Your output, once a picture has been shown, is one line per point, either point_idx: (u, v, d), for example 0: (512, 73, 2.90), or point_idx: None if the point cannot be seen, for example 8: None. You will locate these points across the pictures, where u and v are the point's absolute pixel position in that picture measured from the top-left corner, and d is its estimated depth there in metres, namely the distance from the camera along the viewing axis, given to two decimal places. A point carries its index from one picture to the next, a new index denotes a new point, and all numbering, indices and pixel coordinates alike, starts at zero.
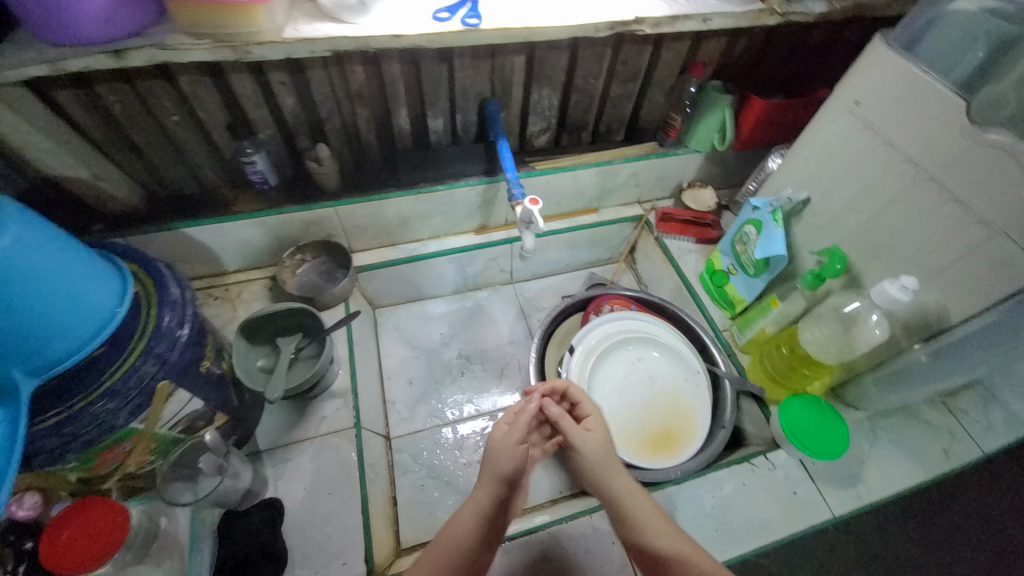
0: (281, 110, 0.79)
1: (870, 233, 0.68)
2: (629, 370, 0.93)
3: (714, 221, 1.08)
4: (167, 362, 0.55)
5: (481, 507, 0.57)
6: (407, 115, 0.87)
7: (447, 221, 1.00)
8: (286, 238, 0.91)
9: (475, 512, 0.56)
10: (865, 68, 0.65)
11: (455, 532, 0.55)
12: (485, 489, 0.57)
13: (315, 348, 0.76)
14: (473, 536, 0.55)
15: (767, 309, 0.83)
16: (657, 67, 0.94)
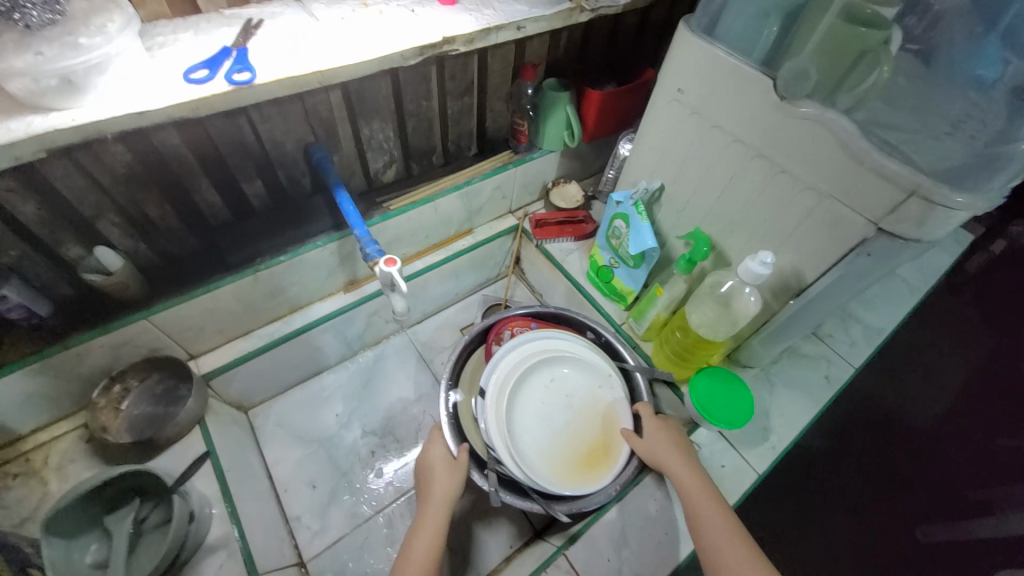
0: (20, 222, 0.58)
1: (722, 212, 0.71)
2: (545, 397, 0.81)
3: (586, 216, 1.07)
4: None
5: (436, 523, 0.64)
6: (214, 187, 0.71)
7: (305, 290, 0.86)
8: (91, 373, 0.70)
9: (430, 532, 0.63)
10: (679, 57, 0.66)
11: (414, 557, 0.60)
12: (434, 511, 0.65)
13: (165, 509, 0.60)
14: (432, 555, 0.61)
15: (654, 297, 0.84)
16: (490, 77, 0.88)
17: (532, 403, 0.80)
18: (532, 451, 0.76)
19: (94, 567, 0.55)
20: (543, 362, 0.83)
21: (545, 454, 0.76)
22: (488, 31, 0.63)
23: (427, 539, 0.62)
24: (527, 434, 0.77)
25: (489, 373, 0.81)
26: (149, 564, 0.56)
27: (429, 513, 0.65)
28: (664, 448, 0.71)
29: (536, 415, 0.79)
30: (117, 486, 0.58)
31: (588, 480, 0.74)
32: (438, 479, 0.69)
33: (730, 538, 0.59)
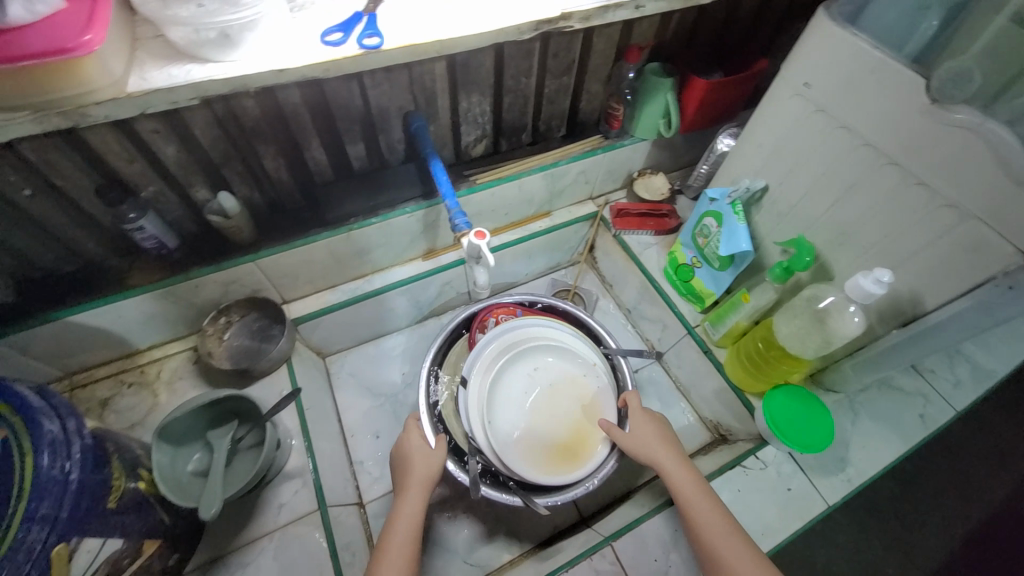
0: (162, 161, 0.66)
1: (834, 221, 0.65)
2: (527, 387, 0.81)
3: (670, 209, 1.03)
4: (59, 521, 0.42)
5: (417, 501, 0.65)
6: (321, 146, 0.76)
7: (388, 253, 0.90)
8: (203, 303, 0.79)
9: (413, 509, 0.64)
10: (811, 46, 0.61)
11: (400, 531, 0.62)
12: (414, 490, 0.66)
13: (258, 434, 0.66)
14: (417, 528, 0.63)
15: (738, 304, 0.80)
16: (592, 57, 0.86)
17: (516, 392, 0.81)
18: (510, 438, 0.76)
19: (195, 474, 0.62)
20: (526, 351, 0.83)
21: (525, 446, 0.77)
22: (606, 8, 0.60)
23: (411, 516, 0.63)
24: (509, 424, 0.78)
25: (471, 359, 0.82)
26: (242, 479, 0.63)
27: (409, 492, 0.66)
28: (656, 443, 0.71)
29: (519, 404, 0.80)
30: (222, 406, 0.66)
31: (566, 471, 0.75)
32: (416, 464, 0.69)
33: (724, 530, 0.61)
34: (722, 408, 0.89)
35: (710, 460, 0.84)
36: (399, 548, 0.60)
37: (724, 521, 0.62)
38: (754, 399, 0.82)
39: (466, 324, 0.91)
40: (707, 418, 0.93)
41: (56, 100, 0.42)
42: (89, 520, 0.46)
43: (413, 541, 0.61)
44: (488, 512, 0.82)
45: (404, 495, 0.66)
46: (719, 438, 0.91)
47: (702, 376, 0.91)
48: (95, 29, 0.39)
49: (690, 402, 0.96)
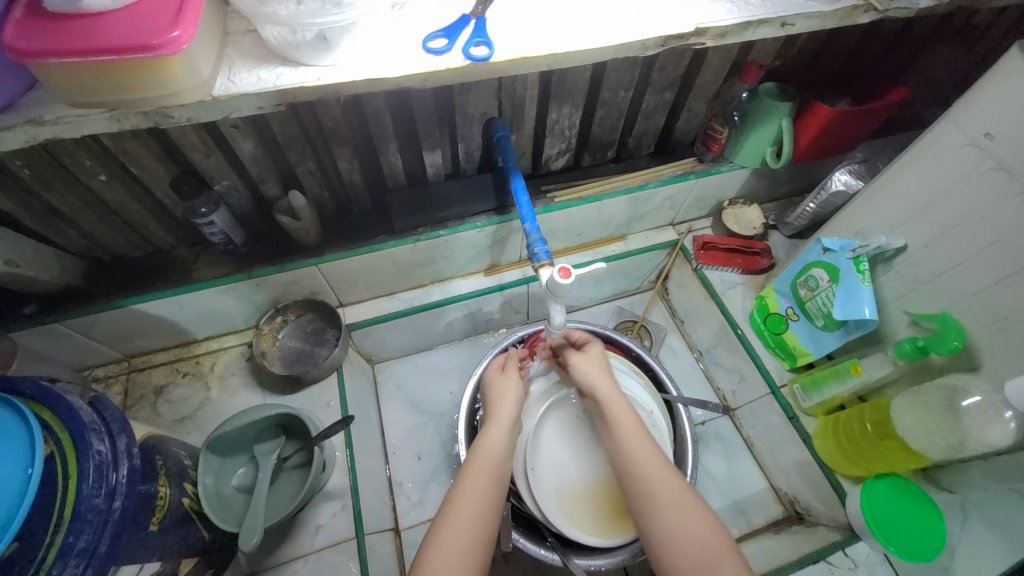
0: (238, 155, 0.62)
1: (995, 302, 0.54)
2: (578, 426, 0.74)
3: (763, 248, 0.92)
4: (97, 554, 0.39)
5: (507, 432, 0.62)
6: (398, 150, 0.70)
7: (451, 266, 0.85)
8: (262, 301, 0.76)
9: (501, 438, 0.61)
10: (1000, 89, 0.49)
11: (487, 456, 0.59)
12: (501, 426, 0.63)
13: (304, 454, 0.63)
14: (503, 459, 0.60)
15: (844, 374, 0.70)
16: (701, 72, 0.76)
17: (563, 433, 0.74)
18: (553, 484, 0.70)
19: (238, 489, 0.60)
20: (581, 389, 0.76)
21: (568, 494, 0.70)
22: (747, 25, 0.51)
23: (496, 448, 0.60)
24: (553, 466, 0.71)
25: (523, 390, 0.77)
26: (287, 500, 0.60)
27: (497, 423, 0.63)
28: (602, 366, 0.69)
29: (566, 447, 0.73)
30: (272, 419, 0.63)
31: (611, 530, 0.67)
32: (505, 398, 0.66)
33: (666, 481, 0.56)
34: (802, 483, 0.78)
35: (785, 542, 0.74)
36: (485, 470, 0.58)
37: (671, 480, 0.56)
38: (846, 484, 0.72)
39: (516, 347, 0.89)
40: (782, 490, 0.82)
41: (138, 100, 0.38)
42: (128, 546, 0.43)
43: (497, 471, 0.58)
44: (529, 560, 0.76)
45: (491, 424, 0.63)
46: (792, 515, 0.81)
47: (782, 443, 0.81)
48: (183, 23, 0.35)
49: (763, 467, 0.85)
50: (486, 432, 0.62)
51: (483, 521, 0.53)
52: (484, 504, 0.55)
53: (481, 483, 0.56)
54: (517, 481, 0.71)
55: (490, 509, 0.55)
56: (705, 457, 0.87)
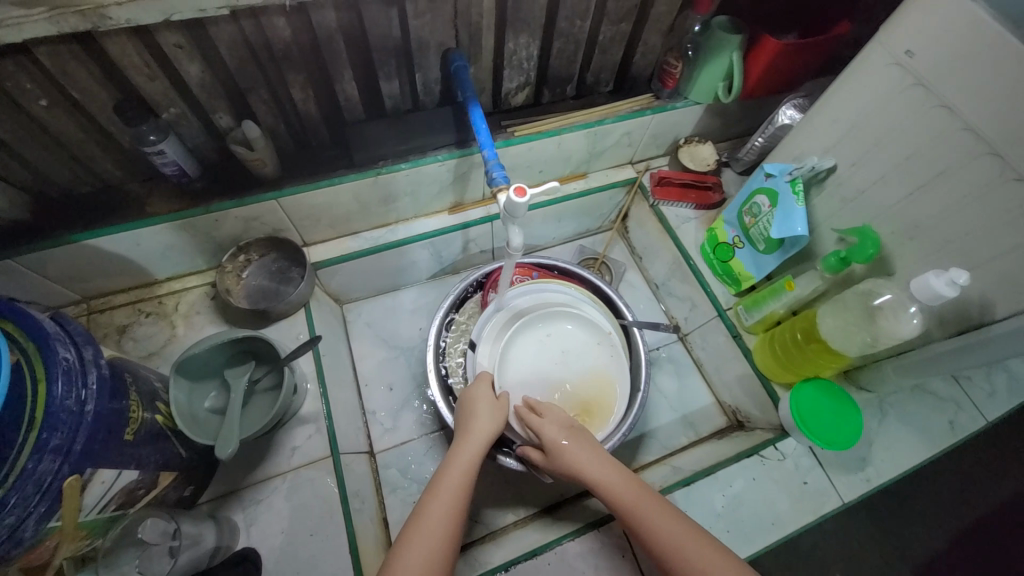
0: (185, 80, 0.61)
1: (907, 213, 0.61)
2: (539, 352, 0.80)
3: (715, 183, 0.96)
4: (73, 451, 0.41)
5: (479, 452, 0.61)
6: (354, 79, 0.70)
7: (414, 203, 0.86)
8: (223, 238, 0.76)
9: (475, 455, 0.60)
10: (917, 10, 0.53)
11: (459, 471, 0.58)
12: (476, 438, 0.62)
13: (274, 378, 0.65)
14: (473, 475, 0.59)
15: (780, 291, 0.76)
16: (656, 3, 0.77)
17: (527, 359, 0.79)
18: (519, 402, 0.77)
19: (212, 412, 0.62)
20: (542, 317, 0.81)
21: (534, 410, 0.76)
22: None
23: (470, 461, 0.59)
24: (518, 388, 0.78)
25: (482, 324, 0.82)
26: (260, 419, 0.63)
27: (469, 438, 0.62)
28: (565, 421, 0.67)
29: (529, 369, 0.79)
30: (240, 345, 0.64)
31: None
32: (480, 415, 0.65)
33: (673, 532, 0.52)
34: (743, 394, 0.87)
35: (725, 445, 0.82)
36: (455, 484, 0.57)
37: (670, 523, 0.53)
38: (779, 390, 0.80)
39: (481, 282, 0.92)
40: (726, 403, 0.91)
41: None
42: (104, 452, 0.45)
43: (465, 489, 0.57)
44: (497, 474, 0.83)
45: (465, 440, 0.62)
46: (733, 424, 0.90)
47: (727, 361, 0.88)
48: None
49: (710, 384, 0.93)
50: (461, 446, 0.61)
51: (449, 525, 0.52)
52: (448, 519, 0.53)
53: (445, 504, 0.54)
54: None
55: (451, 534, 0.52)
56: (660, 378, 0.94)
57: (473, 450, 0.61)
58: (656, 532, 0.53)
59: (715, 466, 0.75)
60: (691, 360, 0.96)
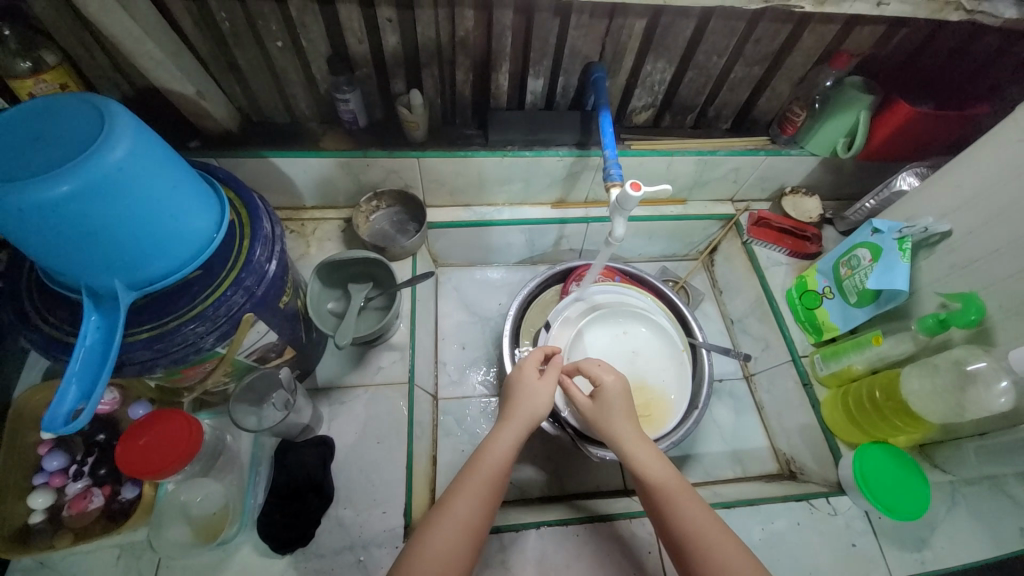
0: (382, 46, 0.75)
1: (1018, 290, 0.61)
2: (612, 345, 0.86)
3: (815, 235, 0.98)
4: (254, 295, 0.53)
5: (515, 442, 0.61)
6: (507, 72, 0.81)
7: (525, 190, 0.96)
8: (365, 182, 0.89)
9: (512, 442, 0.61)
10: None
11: (492, 463, 0.59)
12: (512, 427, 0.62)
13: (384, 300, 0.76)
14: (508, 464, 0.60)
15: (865, 345, 0.75)
16: (793, 53, 0.82)
17: (599, 346, 0.86)
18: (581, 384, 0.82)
19: (332, 313, 0.74)
20: (620, 315, 0.87)
21: None
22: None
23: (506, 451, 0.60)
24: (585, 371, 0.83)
25: (560, 309, 0.88)
26: (365, 330, 0.74)
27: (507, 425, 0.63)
28: (616, 398, 0.66)
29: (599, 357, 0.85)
30: (364, 266, 0.76)
31: None
32: (523, 397, 0.66)
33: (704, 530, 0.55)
34: (801, 444, 0.85)
35: (773, 488, 0.81)
36: (483, 479, 0.57)
37: (703, 519, 0.56)
38: (843, 447, 0.78)
39: (565, 275, 0.99)
40: (780, 450, 0.89)
41: None
42: (267, 310, 0.57)
43: (498, 475, 0.58)
44: (540, 450, 0.87)
45: (505, 426, 0.63)
46: (786, 474, 0.88)
47: (791, 407, 0.87)
48: None
49: (767, 428, 0.92)
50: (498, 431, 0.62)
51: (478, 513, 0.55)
52: (476, 510, 0.55)
53: (476, 490, 0.56)
54: None
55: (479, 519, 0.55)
56: (717, 409, 0.94)
57: (509, 437, 0.61)
58: (687, 526, 0.56)
59: (759, 500, 0.75)
60: (752, 400, 0.96)
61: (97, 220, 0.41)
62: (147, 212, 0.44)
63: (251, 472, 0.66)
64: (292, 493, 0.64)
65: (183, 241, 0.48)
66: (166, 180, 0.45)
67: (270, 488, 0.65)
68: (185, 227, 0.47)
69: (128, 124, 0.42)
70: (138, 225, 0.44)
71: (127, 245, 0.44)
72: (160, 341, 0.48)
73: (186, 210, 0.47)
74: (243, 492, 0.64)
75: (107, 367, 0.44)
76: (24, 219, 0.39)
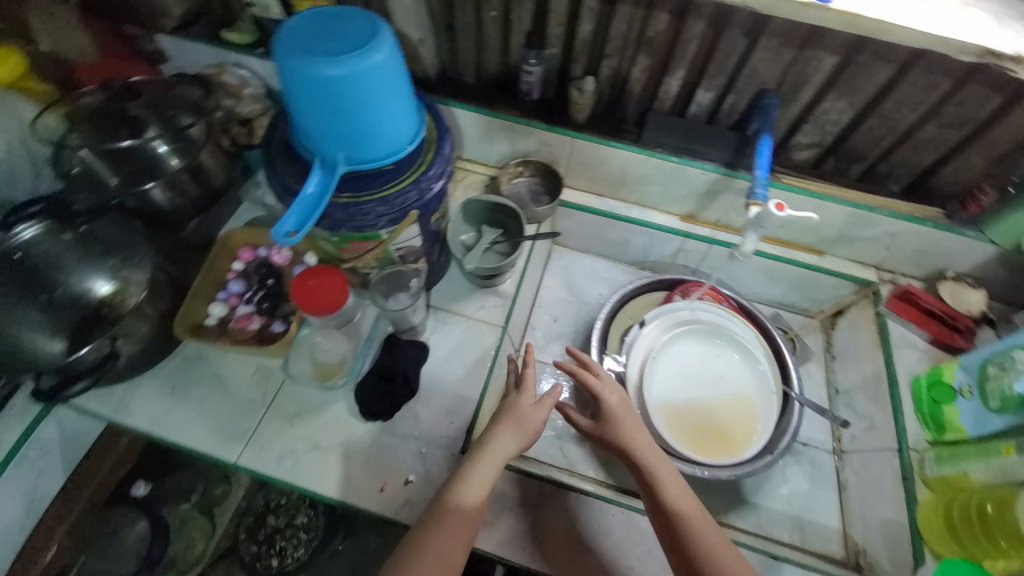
0: (575, 33, 0.84)
1: None
2: (701, 363, 0.87)
3: (967, 329, 0.88)
4: (423, 199, 0.65)
5: (494, 471, 0.64)
6: (680, 79, 0.85)
7: (661, 194, 0.98)
8: (520, 148, 0.99)
9: (490, 472, 0.64)
10: None
11: (469, 497, 0.62)
12: (493, 455, 0.65)
13: (507, 247, 0.85)
14: (485, 494, 0.63)
15: (994, 454, 0.69)
16: (1001, 125, 0.75)
17: (687, 360, 0.87)
18: (660, 388, 0.84)
19: (462, 244, 0.85)
20: (719, 337, 0.88)
21: (667, 403, 0.83)
22: None
23: (483, 483, 0.63)
24: (666, 377, 0.85)
25: (661, 311, 0.89)
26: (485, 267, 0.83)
27: (485, 455, 0.65)
28: (621, 416, 0.71)
29: (684, 369, 0.86)
30: (500, 214, 0.86)
31: (693, 446, 0.80)
32: (506, 429, 0.67)
33: (712, 535, 0.61)
34: (880, 538, 0.77)
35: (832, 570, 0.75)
36: (461, 513, 0.61)
37: (711, 529, 0.62)
38: (933, 557, 0.70)
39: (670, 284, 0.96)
40: (853, 538, 0.81)
41: None
42: (426, 216, 0.68)
43: (476, 508, 0.62)
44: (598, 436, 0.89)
45: (483, 452, 0.65)
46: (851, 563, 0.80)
47: (879, 496, 0.79)
48: None
49: (844, 511, 0.84)
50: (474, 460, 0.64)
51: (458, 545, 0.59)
52: (453, 543, 0.59)
53: (455, 524, 0.60)
54: (630, 366, 0.86)
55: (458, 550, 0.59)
56: (792, 470, 0.88)
57: (486, 470, 0.64)
58: (696, 531, 0.61)
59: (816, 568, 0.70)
60: (835, 477, 0.88)
61: (346, 100, 0.54)
62: (379, 106, 0.56)
63: (365, 344, 0.78)
64: (386, 374, 0.75)
65: (390, 139, 0.60)
66: (399, 86, 0.57)
67: (374, 362, 0.77)
68: (396, 128, 0.59)
69: (390, 40, 0.54)
70: (370, 114, 0.56)
71: (357, 126, 0.57)
72: (352, 209, 0.62)
73: (401, 115, 0.59)
74: (356, 356, 0.77)
75: (314, 213, 0.57)
76: (307, 86, 0.53)
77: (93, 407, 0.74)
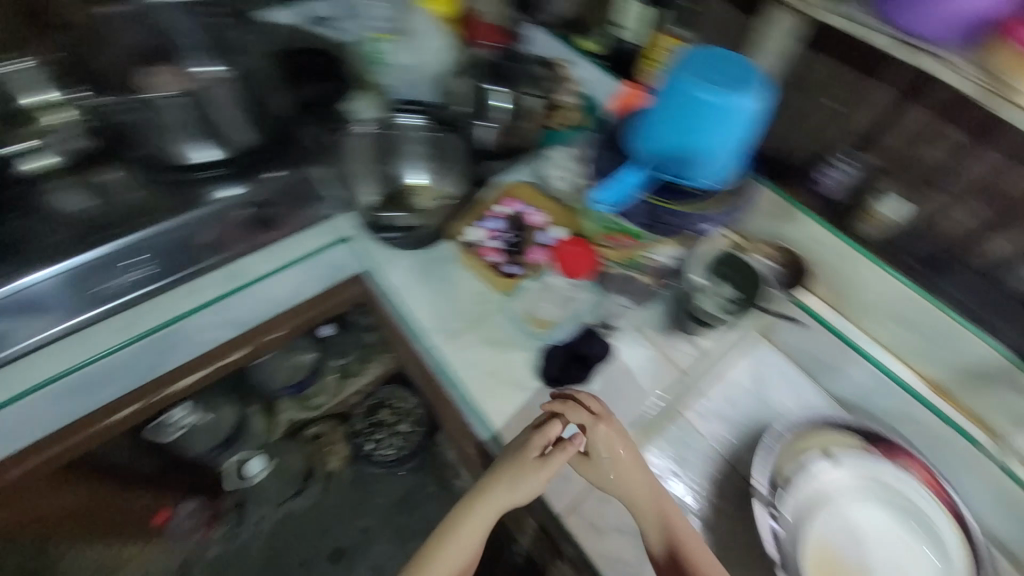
0: (911, 154, 0.80)
1: None
2: (884, 535, 0.76)
3: None
4: (691, 229, 0.83)
5: (495, 513, 0.75)
6: (1007, 244, 0.77)
7: (915, 348, 0.87)
8: (779, 231, 0.92)
9: (490, 516, 0.75)
10: None
11: (474, 529, 0.76)
12: (495, 504, 0.74)
13: (735, 308, 0.84)
14: (490, 521, 0.76)
15: None
16: None
17: (868, 522, 0.77)
18: (825, 530, 0.76)
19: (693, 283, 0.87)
20: (917, 523, 0.76)
21: (826, 548, 0.75)
22: None
23: (487, 519, 0.75)
24: (838, 523, 0.77)
25: (857, 458, 0.80)
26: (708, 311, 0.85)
27: (488, 502, 0.74)
28: (622, 471, 0.73)
29: (863, 529, 0.77)
30: (742, 275, 0.85)
31: None
32: (504, 488, 0.73)
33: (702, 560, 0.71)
34: None
35: None
36: (472, 535, 0.76)
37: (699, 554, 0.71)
38: None
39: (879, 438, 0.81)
40: None
41: (999, 90, 0.61)
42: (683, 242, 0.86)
43: (484, 531, 0.76)
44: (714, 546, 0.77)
45: (488, 496, 0.74)
46: None
47: None
48: None
49: None
50: (482, 502, 0.75)
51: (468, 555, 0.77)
52: (465, 553, 0.77)
53: (468, 541, 0.76)
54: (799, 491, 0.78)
55: (470, 555, 0.77)
56: None
57: (489, 512, 0.75)
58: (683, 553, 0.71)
59: None
60: None
61: (699, 134, 0.72)
62: (717, 150, 0.73)
63: (568, 319, 0.87)
64: (575, 353, 0.82)
65: (704, 175, 0.77)
66: (740, 144, 0.73)
67: (570, 338, 0.84)
68: (714, 170, 0.76)
69: (776, 98, 0.72)
70: (705, 152, 0.74)
71: (692, 154, 0.74)
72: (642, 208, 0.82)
73: (725, 164, 0.75)
74: (557, 324, 0.86)
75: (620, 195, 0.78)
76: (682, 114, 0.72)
77: (369, 255, 0.94)
